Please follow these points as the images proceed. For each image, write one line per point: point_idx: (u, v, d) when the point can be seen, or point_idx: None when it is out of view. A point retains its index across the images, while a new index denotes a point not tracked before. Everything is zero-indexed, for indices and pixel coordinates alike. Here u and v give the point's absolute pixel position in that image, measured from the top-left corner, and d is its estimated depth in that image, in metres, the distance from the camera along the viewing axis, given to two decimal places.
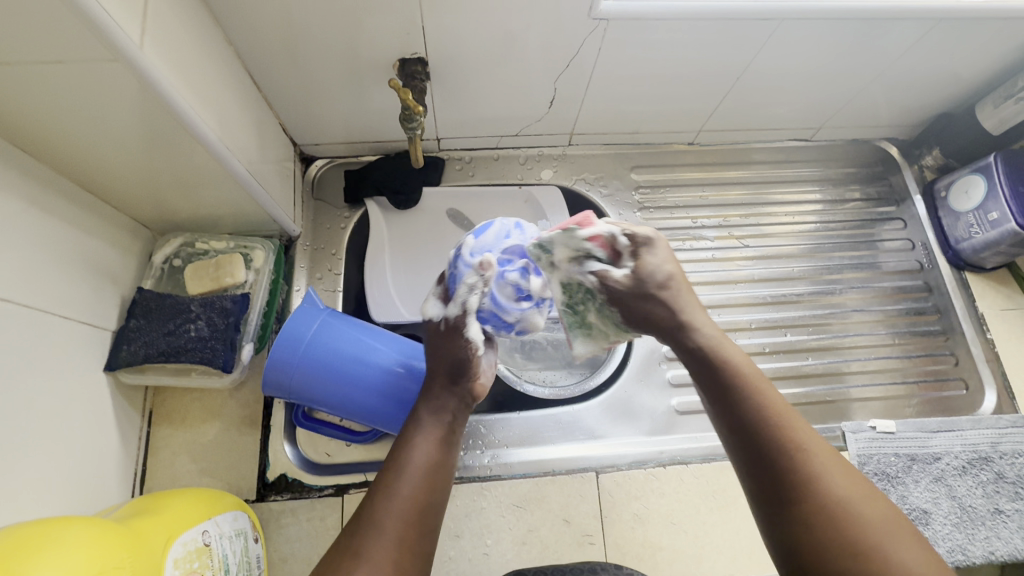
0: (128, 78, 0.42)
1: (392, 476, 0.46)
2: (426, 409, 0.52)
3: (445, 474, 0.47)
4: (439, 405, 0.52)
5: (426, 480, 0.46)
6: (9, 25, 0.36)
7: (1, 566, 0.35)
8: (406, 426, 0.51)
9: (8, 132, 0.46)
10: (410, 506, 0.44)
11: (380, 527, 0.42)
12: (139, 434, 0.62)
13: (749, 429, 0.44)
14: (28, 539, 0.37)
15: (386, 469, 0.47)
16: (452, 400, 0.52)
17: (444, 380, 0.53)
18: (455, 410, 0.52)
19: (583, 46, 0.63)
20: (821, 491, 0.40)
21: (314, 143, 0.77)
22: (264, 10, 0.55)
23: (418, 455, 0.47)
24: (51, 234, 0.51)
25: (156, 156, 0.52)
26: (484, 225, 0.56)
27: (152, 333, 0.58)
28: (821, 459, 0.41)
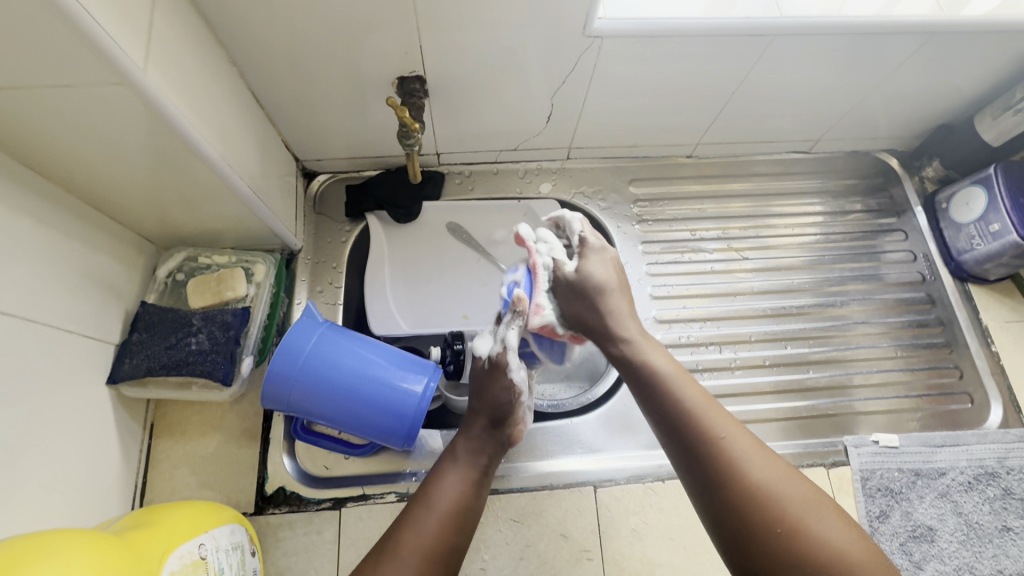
0: (134, 100, 0.43)
1: (422, 509, 0.49)
2: (464, 446, 0.55)
3: (471, 518, 0.51)
4: (477, 445, 0.55)
5: (453, 518, 0.49)
6: (17, 49, 0.37)
7: None
8: (443, 460, 0.54)
9: (14, 150, 0.47)
10: (432, 544, 0.47)
11: (401, 556, 0.46)
12: (140, 446, 0.62)
13: (676, 421, 0.50)
14: (24, 550, 0.38)
15: (420, 500, 0.50)
16: (489, 440, 0.56)
17: (484, 421, 0.57)
18: (491, 452, 0.56)
19: (579, 62, 0.64)
20: (740, 469, 0.46)
21: (316, 158, 0.78)
22: (267, 32, 0.56)
23: (450, 492, 0.51)
24: (56, 249, 0.52)
25: (160, 172, 0.53)
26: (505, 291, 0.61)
27: (154, 346, 0.59)
28: (746, 458, 0.47)
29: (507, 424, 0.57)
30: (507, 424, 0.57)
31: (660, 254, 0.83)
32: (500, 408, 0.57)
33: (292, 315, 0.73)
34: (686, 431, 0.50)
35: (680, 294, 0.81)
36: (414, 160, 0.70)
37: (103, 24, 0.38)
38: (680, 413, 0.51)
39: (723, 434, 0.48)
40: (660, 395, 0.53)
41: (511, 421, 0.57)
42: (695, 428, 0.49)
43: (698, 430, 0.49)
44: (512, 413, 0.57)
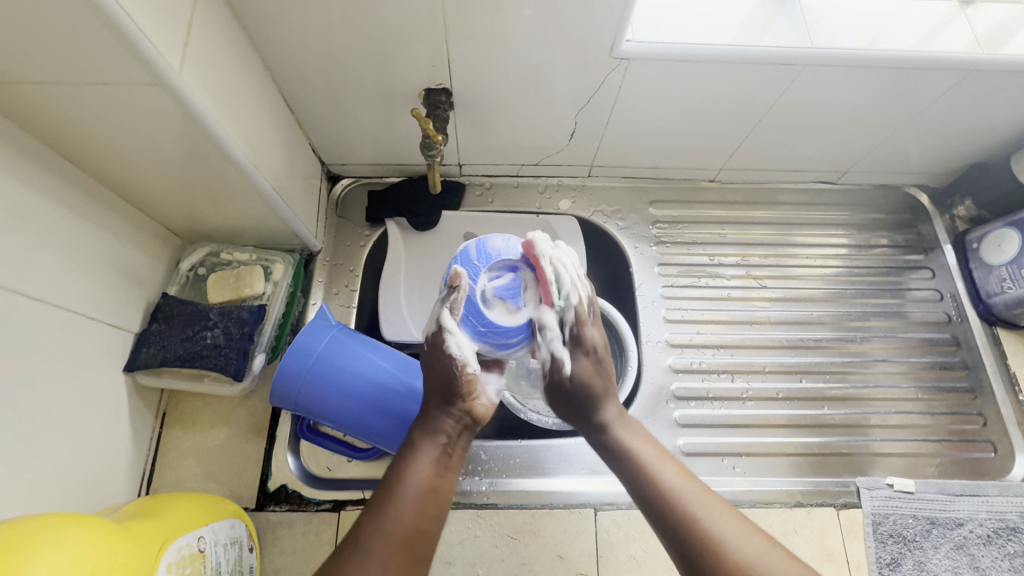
0: (167, 99, 0.45)
1: (385, 500, 0.45)
2: (420, 431, 0.50)
3: (441, 502, 0.47)
4: (433, 426, 0.50)
5: (420, 506, 0.45)
6: (63, 49, 0.39)
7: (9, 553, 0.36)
8: (402, 450, 0.50)
9: (55, 143, 0.49)
10: (401, 536, 0.43)
11: (367, 552, 0.42)
12: (151, 434, 0.64)
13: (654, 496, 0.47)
14: (37, 528, 0.39)
15: (381, 492, 0.46)
16: (445, 421, 0.51)
17: (437, 400, 0.51)
18: (451, 431, 0.50)
19: (605, 83, 0.65)
20: (730, 560, 0.42)
21: (341, 162, 0.80)
22: (300, 40, 0.58)
23: (414, 480, 0.47)
24: (86, 238, 0.54)
25: (189, 170, 0.54)
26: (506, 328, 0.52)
27: (171, 338, 0.60)
28: (727, 529, 0.44)
29: (462, 398, 0.51)
30: (462, 399, 0.51)
31: (677, 277, 0.82)
32: (449, 382, 0.51)
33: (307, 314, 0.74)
34: (668, 521, 0.45)
35: (695, 319, 0.80)
36: (435, 170, 0.70)
37: (143, 28, 0.40)
38: (658, 484, 0.48)
39: (700, 506, 0.46)
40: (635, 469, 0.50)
41: (466, 395, 0.51)
42: (681, 515, 0.45)
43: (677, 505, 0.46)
44: (465, 385, 0.51)
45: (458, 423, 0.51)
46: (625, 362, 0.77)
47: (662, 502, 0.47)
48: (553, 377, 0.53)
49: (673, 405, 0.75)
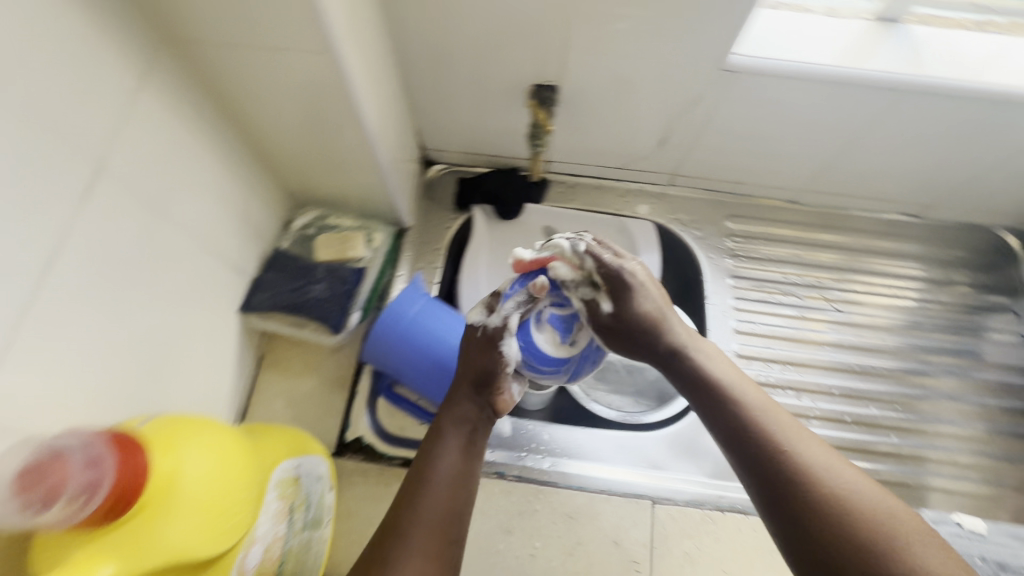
0: (331, 67, 0.50)
1: (418, 484, 0.49)
2: (447, 418, 0.54)
3: (469, 485, 0.50)
4: (459, 413, 0.54)
5: (452, 490, 0.49)
6: (260, 16, 0.45)
7: (180, 433, 0.40)
8: (430, 437, 0.53)
9: (222, 98, 0.56)
10: (435, 517, 0.47)
11: (408, 539, 0.45)
12: (249, 374, 0.69)
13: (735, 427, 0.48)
14: (194, 420, 0.43)
15: (414, 479, 0.50)
16: (471, 409, 0.54)
17: (465, 390, 0.55)
18: (477, 418, 0.54)
19: (706, 95, 0.67)
20: (816, 487, 0.42)
21: (438, 148, 0.85)
22: (432, 29, 0.64)
23: (444, 465, 0.50)
24: (227, 187, 0.61)
25: (324, 135, 0.60)
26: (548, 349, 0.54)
27: (282, 286, 0.65)
28: (815, 460, 0.44)
29: (488, 387, 0.55)
30: (488, 389, 0.55)
31: (748, 291, 0.83)
32: (480, 374, 0.55)
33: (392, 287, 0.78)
34: (750, 449, 0.46)
35: (764, 334, 0.81)
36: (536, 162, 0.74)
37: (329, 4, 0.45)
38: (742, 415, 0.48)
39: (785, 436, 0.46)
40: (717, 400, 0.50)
41: (493, 386, 0.55)
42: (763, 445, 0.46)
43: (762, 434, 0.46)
44: (495, 378, 0.54)
45: (482, 412, 0.55)
46: None
47: (745, 432, 0.47)
48: (598, 322, 0.54)
49: None
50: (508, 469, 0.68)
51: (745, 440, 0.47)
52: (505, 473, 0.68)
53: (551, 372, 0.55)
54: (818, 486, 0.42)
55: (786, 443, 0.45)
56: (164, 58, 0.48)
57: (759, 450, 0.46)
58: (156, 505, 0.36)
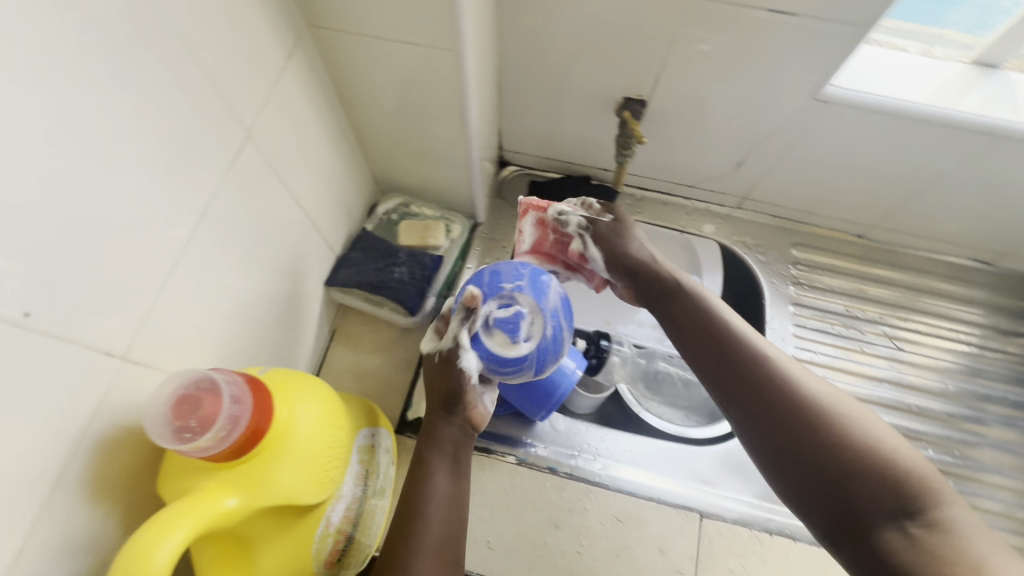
0: (452, 63, 0.54)
1: (411, 514, 0.48)
2: (427, 446, 0.53)
3: (461, 504, 0.51)
4: (439, 437, 0.53)
5: (444, 515, 0.49)
6: (401, 12, 0.49)
7: (287, 385, 0.43)
8: (412, 468, 0.52)
9: (342, 83, 0.59)
10: (436, 540, 0.47)
11: (413, 566, 0.45)
12: (322, 345, 0.72)
13: (717, 359, 0.52)
14: (297, 374, 0.46)
15: (403, 510, 0.49)
16: (451, 430, 0.54)
17: (441, 414, 0.55)
18: (457, 437, 0.54)
19: (793, 124, 0.69)
20: (790, 405, 0.46)
21: (515, 149, 0.88)
22: (536, 36, 0.67)
23: (432, 492, 0.49)
24: (332, 166, 0.65)
25: (427, 126, 0.64)
26: (506, 354, 0.53)
27: (367, 265, 0.69)
28: (787, 379, 0.48)
29: (461, 405, 0.55)
30: (463, 408, 0.55)
31: (809, 320, 0.83)
32: (450, 395, 0.55)
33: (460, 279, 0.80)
34: (730, 379, 0.50)
35: (822, 364, 0.81)
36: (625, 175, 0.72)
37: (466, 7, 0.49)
38: (721, 348, 0.52)
39: (759, 361, 0.50)
40: (699, 333, 0.55)
41: (465, 404, 0.55)
42: (741, 374, 0.50)
43: (738, 364, 0.50)
44: (465, 397, 0.55)
45: (461, 429, 0.55)
46: None
47: (725, 364, 0.51)
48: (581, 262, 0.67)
49: None
50: (561, 465, 0.69)
51: (725, 371, 0.51)
52: (557, 469, 0.69)
53: (515, 372, 0.54)
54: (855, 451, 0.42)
55: (790, 393, 0.47)
56: (302, 41, 0.52)
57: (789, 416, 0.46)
58: (278, 445, 0.40)
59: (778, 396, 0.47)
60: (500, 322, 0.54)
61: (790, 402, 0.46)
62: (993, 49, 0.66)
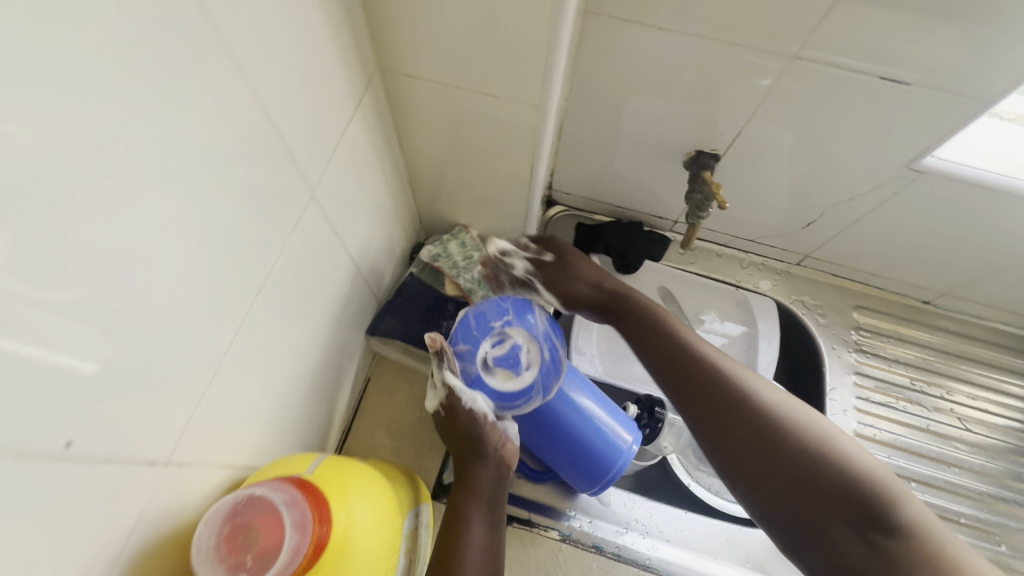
0: (532, 119, 0.49)
1: (452, 568, 0.44)
2: (460, 497, 0.50)
3: (499, 553, 0.48)
4: (471, 483, 0.51)
5: (487, 564, 0.46)
6: (487, 63, 0.44)
7: (345, 484, 0.39)
8: (446, 521, 0.48)
9: (404, 126, 0.55)
10: None
11: None
12: (355, 396, 0.67)
13: (693, 373, 0.52)
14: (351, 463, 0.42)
15: (439, 566, 0.45)
16: (485, 475, 0.52)
17: (471, 459, 0.53)
18: (490, 479, 0.52)
19: (880, 188, 0.64)
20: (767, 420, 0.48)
21: (565, 190, 0.84)
22: (610, 83, 0.63)
23: (473, 543, 0.47)
24: (384, 211, 0.60)
25: (489, 171, 0.59)
26: (511, 392, 0.56)
27: (411, 317, 0.65)
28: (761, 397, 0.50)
29: (491, 447, 0.54)
30: (494, 449, 0.53)
31: (871, 391, 0.78)
32: (474, 439, 0.53)
33: None
34: (707, 394, 0.51)
35: (885, 442, 0.75)
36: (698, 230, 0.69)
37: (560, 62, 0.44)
38: (698, 365, 0.53)
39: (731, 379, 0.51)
40: (674, 350, 0.55)
41: (494, 446, 0.54)
42: (717, 390, 0.51)
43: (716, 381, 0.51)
44: (490, 438, 0.53)
45: (493, 472, 0.53)
46: None
47: (702, 381, 0.52)
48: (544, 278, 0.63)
49: None
50: (607, 544, 0.64)
51: (703, 386, 0.51)
52: (603, 549, 0.63)
53: (526, 404, 0.57)
54: (787, 443, 0.46)
55: (765, 410, 0.48)
56: (371, 86, 0.47)
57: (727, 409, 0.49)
58: (333, 562, 0.35)
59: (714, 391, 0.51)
60: (495, 360, 0.57)
61: (726, 397, 0.50)
62: None
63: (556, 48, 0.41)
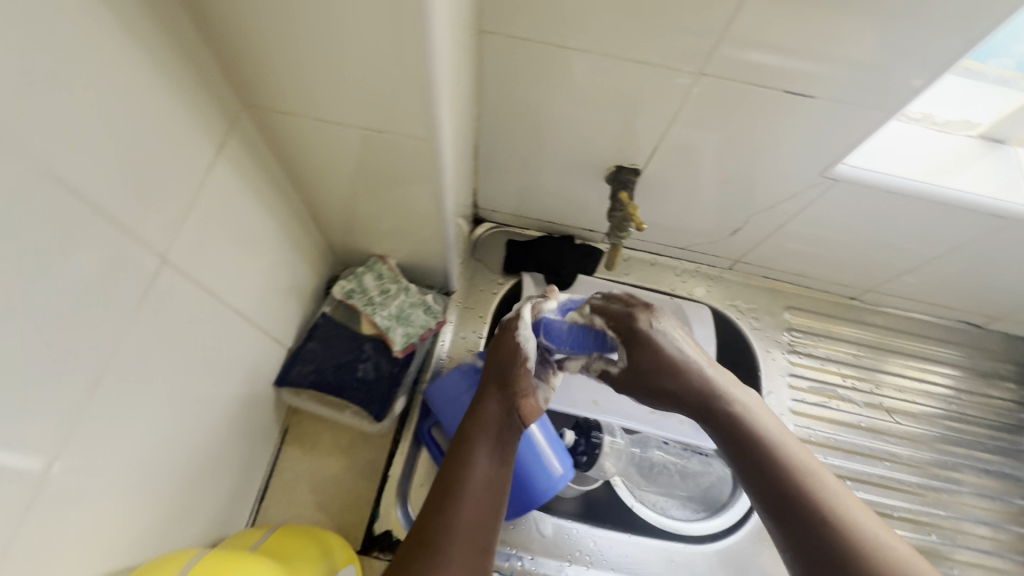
0: (427, 156, 0.46)
1: (450, 496, 0.48)
2: (472, 425, 0.53)
3: (499, 493, 0.50)
4: (486, 414, 0.54)
5: (482, 500, 0.49)
6: (364, 101, 0.40)
7: None
8: (458, 444, 0.52)
9: (292, 166, 0.50)
10: (467, 528, 0.47)
11: (444, 550, 0.44)
12: (272, 450, 0.62)
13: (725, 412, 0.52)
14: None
15: (442, 490, 0.49)
16: (498, 411, 0.55)
17: (491, 390, 0.56)
18: (502, 418, 0.54)
19: (798, 196, 0.64)
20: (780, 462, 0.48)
21: (492, 208, 0.81)
22: (520, 102, 0.60)
23: (474, 474, 0.50)
24: (282, 253, 0.55)
25: (394, 205, 0.55)
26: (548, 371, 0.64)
27: (325, 361, 0.59)
28: (794, 449, 0.49)
29: (517, 383, 0.55)
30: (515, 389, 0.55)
31: (805, 392, 0.79)
32: (504, 369, 0.56)
33: (432, 357, 0.71)
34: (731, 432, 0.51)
35: (819, 443, 0.76)
36: (621, 250, 0.66)
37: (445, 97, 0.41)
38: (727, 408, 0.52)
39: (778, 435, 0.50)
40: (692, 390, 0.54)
41: (520, 387, 0.55)
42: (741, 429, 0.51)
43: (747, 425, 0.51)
44: (518, 376, 0.55)
45: (511, 412, 0.55)
46: None
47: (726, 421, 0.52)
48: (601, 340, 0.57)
49: None
50: None
51: (718, 422, 0.52)
52: None
53: None
54: (845, 520, 0.43)
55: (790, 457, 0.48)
56: (239, 127, 0.42)
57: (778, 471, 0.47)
58: None
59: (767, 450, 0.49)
60: None
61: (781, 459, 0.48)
62: (1001, 126, 0.61)
63: (435, 87, 0.37)
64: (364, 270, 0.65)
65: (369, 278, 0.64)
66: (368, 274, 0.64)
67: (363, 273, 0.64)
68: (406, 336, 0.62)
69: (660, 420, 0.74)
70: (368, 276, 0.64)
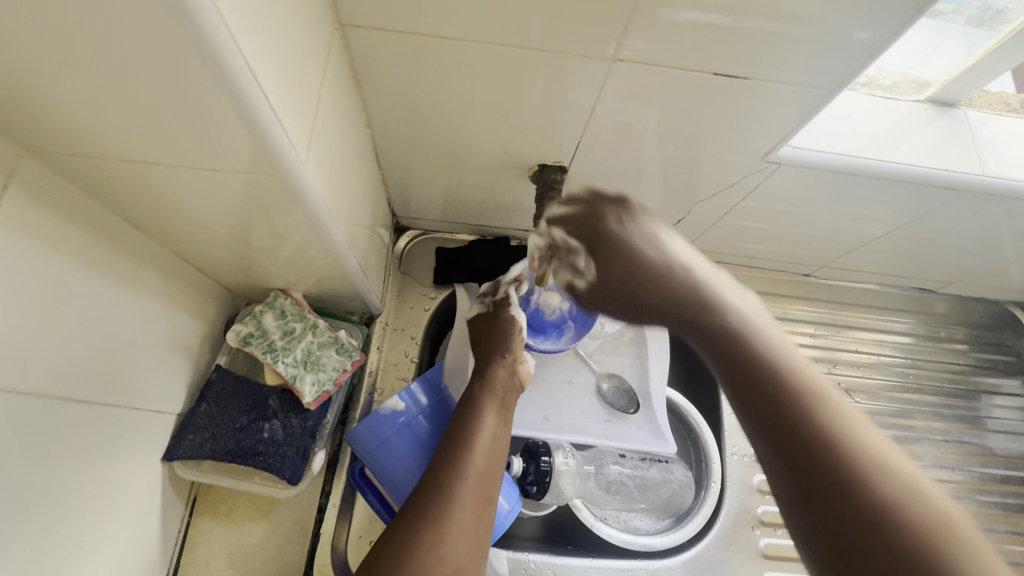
0: (282, 190, 0.37)
1: (458, 452, 0.49)
2: (478, 388, 0.56)
3: (501, 452, 0.53)
4: (491, 378, 0.58)
5: (489, 455, 0.51)
6: (182, 137, 0.31)
7: None
8: (466, 409, 0.54)
9: (127, 212, 0.41)
10: (475, 479, 0.48)
11: (453, 496, 0.46)
12: (180, 526, 0.54)
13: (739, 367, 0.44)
14: None
15: (449, 446, 0.50)
16: (503, 375, 0.59)
17: (493, 355, 0.60)
18: (505, 384, 0.58)
19: (741, 181, 0.59)
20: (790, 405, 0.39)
21: (413, 216, 0.72)
22: (416, 104, 0.51)
23: (482, 432, 0.52)
24: (145, 312, 0.46)
25: (272, 240, 0.46)
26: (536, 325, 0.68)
27: (222, 426, 0.51)
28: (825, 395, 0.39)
29: (512, 351, 0.60)
30: (514, 354, 0.60)
31: None
32: (503, 339, 0.61)
33: (360, 394, 0.64)
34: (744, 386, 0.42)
35: None
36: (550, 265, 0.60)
37: (285, 124, 0.33)
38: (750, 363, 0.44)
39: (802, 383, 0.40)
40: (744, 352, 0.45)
41: (516, 353, 0.61)
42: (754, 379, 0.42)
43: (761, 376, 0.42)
44: (514, 345, 0.61)
45: (508, 380, 0.59)
46: (704, 472, 0.69)
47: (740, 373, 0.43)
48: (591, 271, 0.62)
49: (759, 532, 0.66)
50: None
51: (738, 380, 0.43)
52: None
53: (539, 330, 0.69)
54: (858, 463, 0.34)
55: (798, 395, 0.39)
56: (24, 183, 0.33)
57: (776, 399, 0.39)
58: None
59: (773, 395, 0.40)
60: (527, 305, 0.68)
61: (786, 405, 0.39)
62: (949, 89, 0.56)
63: (257, 113, 0.29)
64: (262, 310, 0.56)
65: (268, 319, 0.56)
66: (268, 314, 0.56)
67: (262, 314, 0.56)
68: (318, 386, 0.54)
69: (617, 429, 0.68)
70: (268, 317, 0.56)
